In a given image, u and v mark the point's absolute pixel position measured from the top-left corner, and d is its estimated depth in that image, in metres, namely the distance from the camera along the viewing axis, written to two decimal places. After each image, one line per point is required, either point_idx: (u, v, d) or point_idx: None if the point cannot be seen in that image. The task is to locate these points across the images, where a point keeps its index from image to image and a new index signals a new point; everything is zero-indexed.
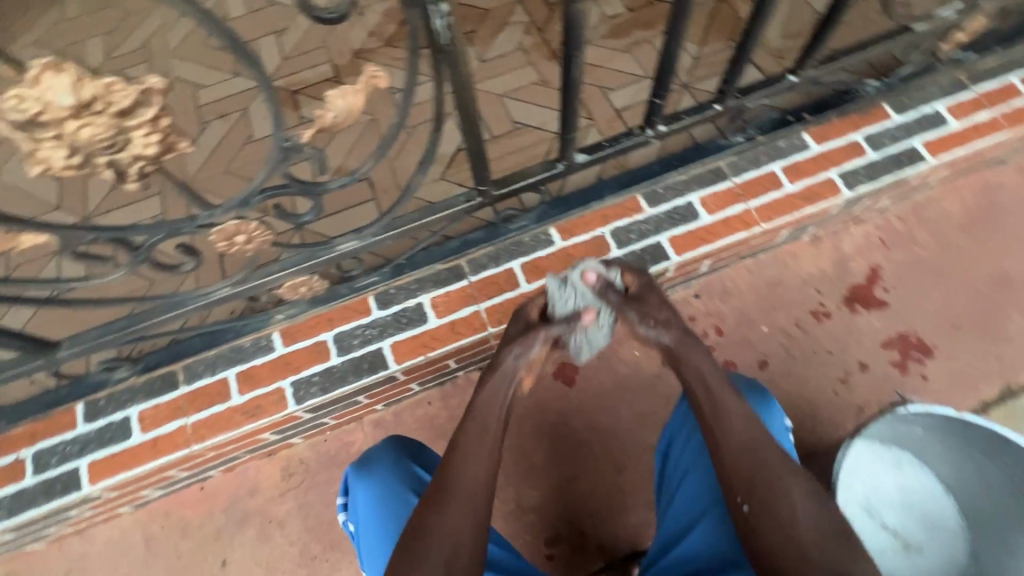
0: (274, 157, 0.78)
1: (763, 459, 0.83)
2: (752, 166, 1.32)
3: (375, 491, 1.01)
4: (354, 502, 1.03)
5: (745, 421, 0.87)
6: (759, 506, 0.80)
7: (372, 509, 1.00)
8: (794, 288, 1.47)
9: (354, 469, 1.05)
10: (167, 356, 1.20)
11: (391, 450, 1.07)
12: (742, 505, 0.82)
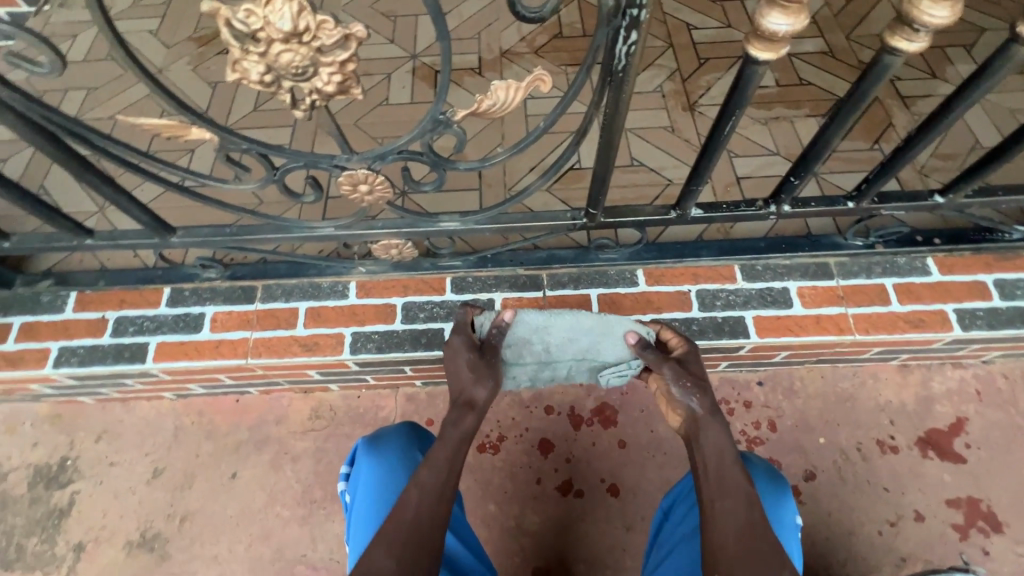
0: (424, 125, 0.82)
1: (751, 546, 0.75)
2: (863, 274, 1.26)
3: (372, 481, 1.03)
4: (357, 474, 1.05)
5: (746, 502, 0.80)
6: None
7: (369, 493, 1.02)
8: (865, 410, 1.38)
9: (361, 451, 1.07)
10: (254, 272, 1.29)
11: (405, 437, 1.09)
12: None
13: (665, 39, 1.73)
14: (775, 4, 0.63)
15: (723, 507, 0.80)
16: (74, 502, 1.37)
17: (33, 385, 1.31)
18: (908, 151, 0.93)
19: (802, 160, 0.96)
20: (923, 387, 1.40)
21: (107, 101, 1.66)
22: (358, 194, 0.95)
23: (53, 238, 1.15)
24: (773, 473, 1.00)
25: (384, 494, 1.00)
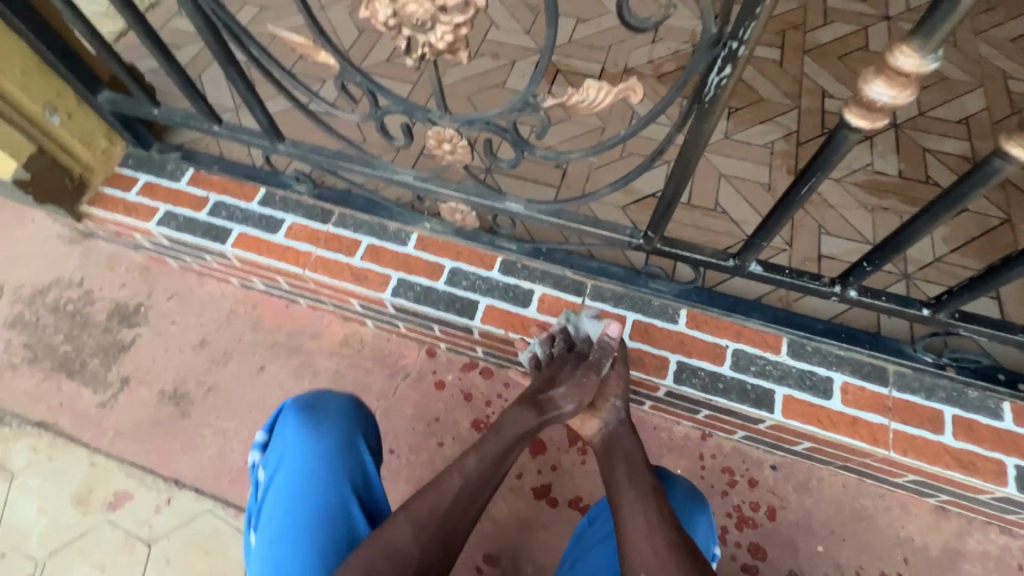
0: (514, 103, 0.87)
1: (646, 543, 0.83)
2: (922, 393, 1.16)
3: (309, 469, 1.01)
4: (280, 455, 1.05)
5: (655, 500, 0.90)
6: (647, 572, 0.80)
7: (300, 480, 1.00)
8: (879, 539, 1.27)
9: (298, 432, 1.06)
10: (334, 197, 1.41)
11: (340, 416, 1.09)
12: None
13: (793, 99, 1.67)
14: (880, 72, 0.62)
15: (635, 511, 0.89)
16: (134, 342, 1.57)
17: (136, 235, 1.52)
18: (1004, 272, 0.85)
19: (881, 248, 0.90)
20: (955, 538, 1.26)
21: (273, 21, 1.88)
22: (440, 151, 1.03)
23: (190, 117, 1.32)
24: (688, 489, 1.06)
25: (312, 489, 0.99)
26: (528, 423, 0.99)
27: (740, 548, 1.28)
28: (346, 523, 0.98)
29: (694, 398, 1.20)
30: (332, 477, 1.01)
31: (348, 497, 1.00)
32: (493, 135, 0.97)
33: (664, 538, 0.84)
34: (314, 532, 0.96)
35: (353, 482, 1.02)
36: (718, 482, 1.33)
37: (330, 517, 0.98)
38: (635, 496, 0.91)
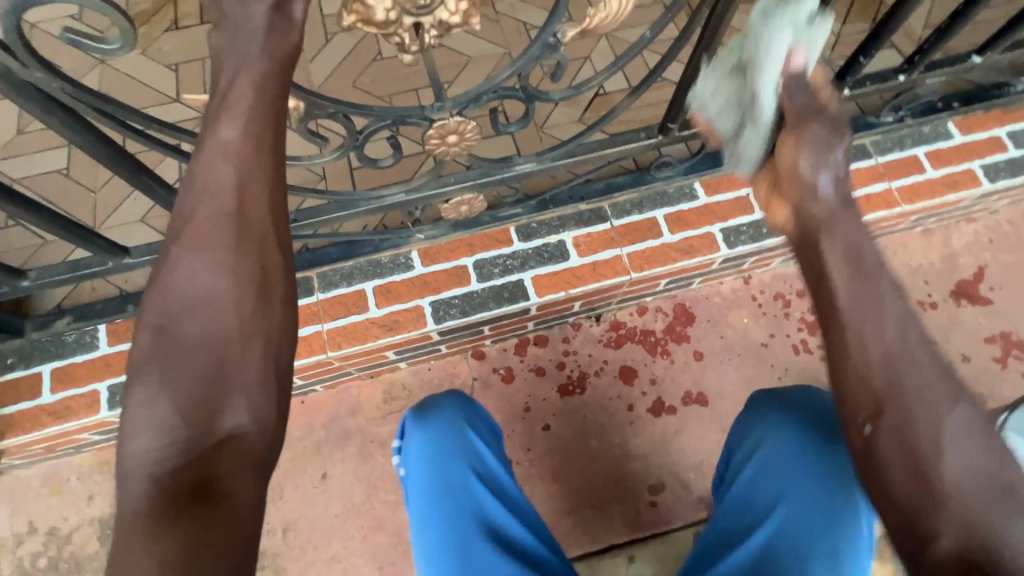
0: (533, 51, 0.75)
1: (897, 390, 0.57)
2: (897, 148, 1.33)
3: (432, 441, 1.02)
4: (410, 452, 1.04)
5: (898, 322, 0.59)
6: (891, 448, 0.55)
7: (424, 456, 1.01)
8: (903, 279, 1.49)
9: (416, 415, 1.07)
10: (300, 262, 1.18)
11: (456, 406, 1.07)
12: (864, 426, 0.57)
13: None
14: None
15: (871, 337, 0.59)
16: None
17: (80, 437, 1.17)
18: (969, 12, 0.95)
19: (871, 39, 0.98)
20: (946, 245, 1.52)
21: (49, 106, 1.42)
22: (444, 147, 0.88)
23: (82, 264, 0.98)
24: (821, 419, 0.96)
25: (437, 461, 1.00)
26: (232, 150, 0.64)
27: (822, 348, 1.44)
28: (477, 504, 0.97)
29: (748, 253, 1.27)
30: (454, 462, 1.00)
31: (474, 482, 0.99)
32: (504, 99, 0.84)
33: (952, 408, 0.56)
34: (450, 496, 0.97)
35: (476, 465, 1.01)
36: (778, 309, 1.46)
37: (461, 500, 0.97)
38: (865, 319, 0.60)
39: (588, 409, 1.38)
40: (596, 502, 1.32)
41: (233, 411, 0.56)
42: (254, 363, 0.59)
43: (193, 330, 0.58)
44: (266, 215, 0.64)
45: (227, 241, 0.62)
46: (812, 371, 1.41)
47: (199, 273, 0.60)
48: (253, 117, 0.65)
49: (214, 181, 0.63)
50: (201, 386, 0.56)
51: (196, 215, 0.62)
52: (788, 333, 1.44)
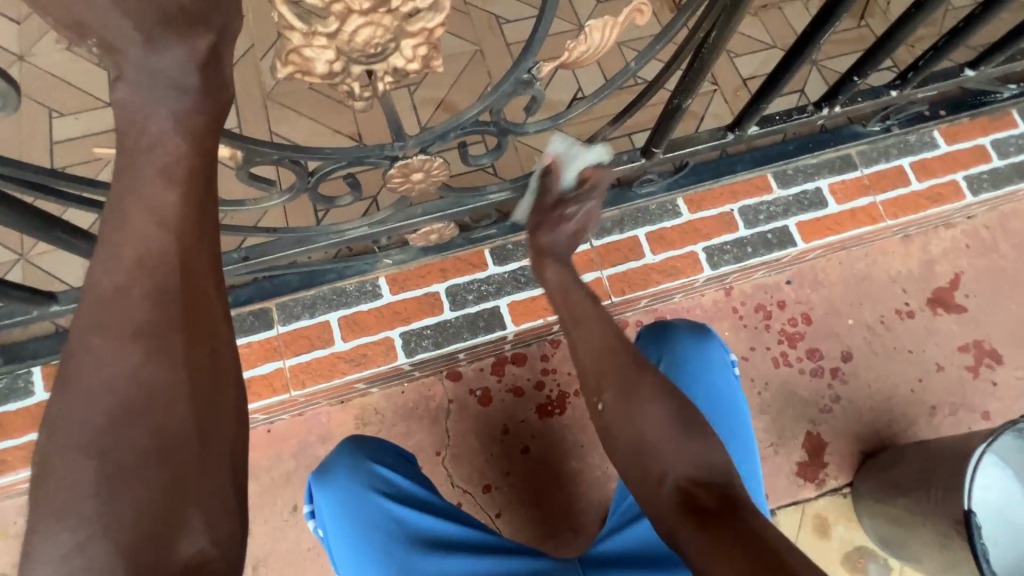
0: (506, 87, 0.67)
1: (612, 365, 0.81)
2: (882, 160, 1.30)
3: (341, 492, 0.98)
4: (320, 512, 0.99)
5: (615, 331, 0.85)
6: (612, 417, 0.78)
7: (338, 509, 0.97)
8: (882, 287, 1.46)
9: (318, 474, 1.01)
10: (255, 292, 1.09)
11: (352, 449, 1.03)
12: (599, 402, 0.81)
13: None
14: None
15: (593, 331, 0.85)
16: None
17: (20, 487, 1.07)
18: (968, 31, 0.89)
19: (865, 59, 0.92)
20: (924, 252, 1.48)
21: None
22: (409, 185, 0.80)
23: (2, 314, 0.90)
24: (694, 326, 1.10)
25: (351, 509, 0.97)
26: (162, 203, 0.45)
27: (803, 360, 1.40)
28: (396, 524, 0.97)
29: (732, 272, 1.24)
30: (359, 499, 0.97)
31: (385, 503, 0.97)
32: (475, 133, 0.76)
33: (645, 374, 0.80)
34: (377, 532, 0.96)
35: (382, 490, 0.99)
36: (759, 321, 1.41)
37: (380, 527, 0.96)
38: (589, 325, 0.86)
39: (566, 430, 1.33)
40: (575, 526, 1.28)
41: (190, 545, 0.42)
42: (218, 482, 0.44)
43: (128, 452, 0.41)
44: (214, 284, 0.47)
45: (167, 324, 0.44)
46: (791, 385, 1.38)
47: (128, 371, 0.42)
48: (169, 161, 0.45)
49: (142, 245, 0.44)
50: (144, 527, 0.40)
51: (121, 293, 0.44)
52: (770, 346, 1.41)
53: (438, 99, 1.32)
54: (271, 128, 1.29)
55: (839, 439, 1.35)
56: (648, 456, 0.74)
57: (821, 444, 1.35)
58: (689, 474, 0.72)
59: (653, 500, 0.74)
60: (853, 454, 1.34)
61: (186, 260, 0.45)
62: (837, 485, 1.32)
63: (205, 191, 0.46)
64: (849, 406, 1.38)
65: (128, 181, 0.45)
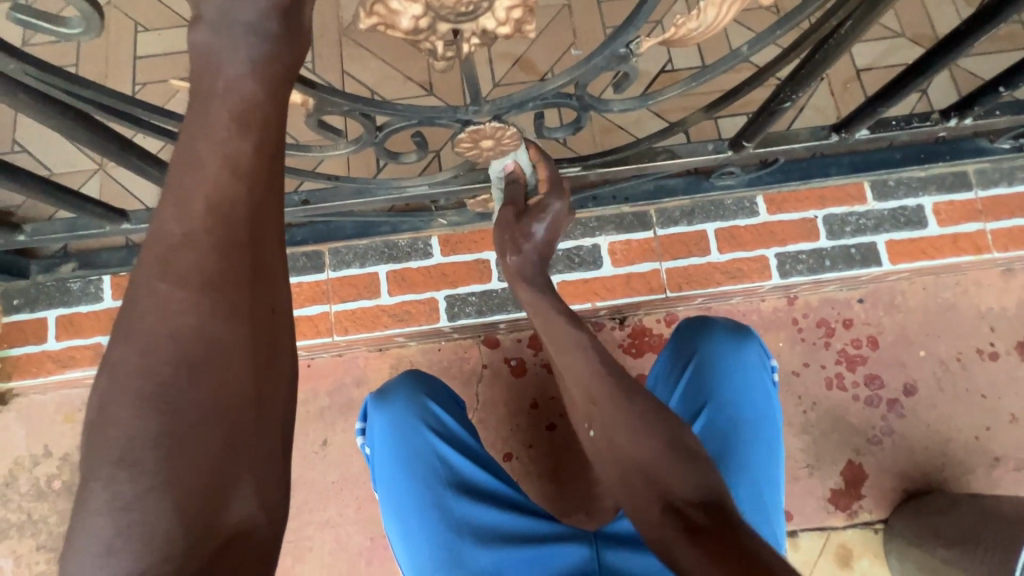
0: (597, 62, 0.60)
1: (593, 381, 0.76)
2: (1003, 183, 1.15)
3: (395, 418, 1.02)
4: (374, 432, 1.03)
5: (583, 356, 0.77)
6: (597, 440, 0.74)
7: (388, 436, 1.01)
8: (968, 323, 1.32)
9: (376, 396, 1.06)
10: (312, 235, 1.12)
11: (411, 382, 1.07)
12: (590, 430, 0.77)
13: None
14: None
15: (568, 360, 0.79)
16: None
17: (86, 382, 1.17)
18: None
19: (1018, 68, 0.79)
20: None
21: None
22: (476, 151, 0.76)
23: (79, 225, 0.94)
24: (735, 325, 1.06)
25: (401, 443, 1.00)
26: (239, 152, 0.41)
27: (859, 385, 1.31)
28: (440, 461, 0.99)
29: (803, 284, 1.15)
30: (413, 429, 1.01)
31: (433, 440, 1.01)
32: (555, 104, 0.70)
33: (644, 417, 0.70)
34: (415, 471, 0.98)
35: (432, 427, 1.02)
36: (819, 338, 1.32)
37: (424, 461, 0.99)
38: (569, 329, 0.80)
39: None
40: (590, 509, 1.27)
41: (240, 509, 0.39)
42: (269, 445, 0.41)
43: (188, 406, 0.38)
44: (278, 243, 0.43)
45: (233, 277, 0.40)
46: (841, 410, 1.30)
47: (191, 322, 0.39)
48: (244, 108, 0.42)
49: (214, 191, 0.40)
50: (199, 486, 0.37)
51: (190, 242, 0.40)
52: (826, 365, 1.32)
53: (516, 54, 1.25)
54: (344, 67, 1.26)
55: (882, 474, 1.28)
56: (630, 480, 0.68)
57: (861, 475, 1.28)
58: (686, 495, 0.63)
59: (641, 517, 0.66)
60: (894, 491, 1.27)
61: (257, 217, 0.41)
62: (869, 520, 1.26)
63: (277, 143, 0.42)
64: (901, 441, 1.29)
65: (201, 127, 0.41)
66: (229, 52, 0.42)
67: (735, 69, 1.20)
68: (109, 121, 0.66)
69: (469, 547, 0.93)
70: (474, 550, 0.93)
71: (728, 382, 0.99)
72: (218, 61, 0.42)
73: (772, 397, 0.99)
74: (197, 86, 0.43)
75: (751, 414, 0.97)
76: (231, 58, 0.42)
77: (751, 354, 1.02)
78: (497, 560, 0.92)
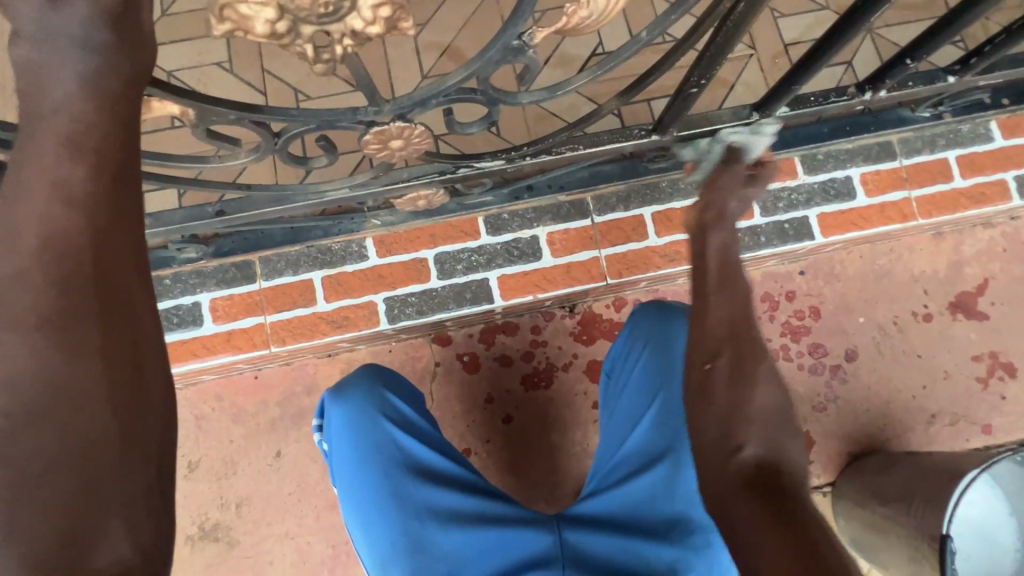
0: (492, 55, 0.58)
1: (744, 330, 0.72)
2: (926, 150, 1.18)
3: (351, 412, 0.98)
4: (330, 426, 1.00)
5: (738, 306, 0.74)
6: (719, 384, 0.69)
7: (343, 432, 0.98)
8: (902, 288, 1.37)
9: (332, 391, 1.02)
10: (240, 244, 1.09)
11: (367, 374, 1.02)
12: (706, 362, 0.71)
13: None
14: None
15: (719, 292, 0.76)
16: None
17: None
18: None
19: (926, 38, 0.80)
20: (955, 252, 1.37)
21: None
22: (387, 151, 0.73)
23: None
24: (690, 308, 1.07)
25: (357, 439, 0.97)
26: (72, 182, 0.39)
27: (803, 355, 1.35)
28: (400, 449, 0.97)
29: (741, 262, 1.17)
30: (370, 421, 0.98)
31: (391, 431, 0.98)
32: (461, 99, 0.68)
33: (766, 378, 0.69)
34: (371, 466, 0.96)
35: (390, 417, 0.99)
36: (763, 312, 1.35)
37: (383, 452, 0.96)
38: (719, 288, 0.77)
39: (551, 403, 1.30)
40: (549, 497, 1.28)
41: (109, 554, 0.36)
42: (143, 482, 0.38)
43: (33, 455, 0.35)
44: (132, 268, 0.41)
45: (79, 311, 0.38)
46: (787, 380, 1.34)
47: (32, 365, 0.36)
48: (76, 130, 0.40)
49: (46, 222, 0.38)
50: (52, 538, 0.34)
51: (24, 281, 0.37)
52: (771, 337, 1.35)
53: (444, 44, 1.21)
54: (264, 66, 1.20)
55: (828, 439, 1.32)
56: (733, 437, 0.66)
57: (808, 442, 1.32)
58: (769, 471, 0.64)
59: (719, 482, 0.65)
60: (840, 454, 1.31)
61: (101, 245, 0.39)
62: (818, 484, 1.30)
63: (120, 162, 0.41)
64: (844, 406, 1.33)
65: (32, 156, 0.40)
66: (60, 69, 0.41)
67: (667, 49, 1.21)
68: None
69: (435, 532, 0.93)
70: (438, 536, 0.93)
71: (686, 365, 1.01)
72: (47, 82, 0.41)
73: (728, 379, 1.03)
74: (27, 107, 0.41)
75: None
76: (66, 77, 0.41)
77: None
78: (458, 544, 0.93)
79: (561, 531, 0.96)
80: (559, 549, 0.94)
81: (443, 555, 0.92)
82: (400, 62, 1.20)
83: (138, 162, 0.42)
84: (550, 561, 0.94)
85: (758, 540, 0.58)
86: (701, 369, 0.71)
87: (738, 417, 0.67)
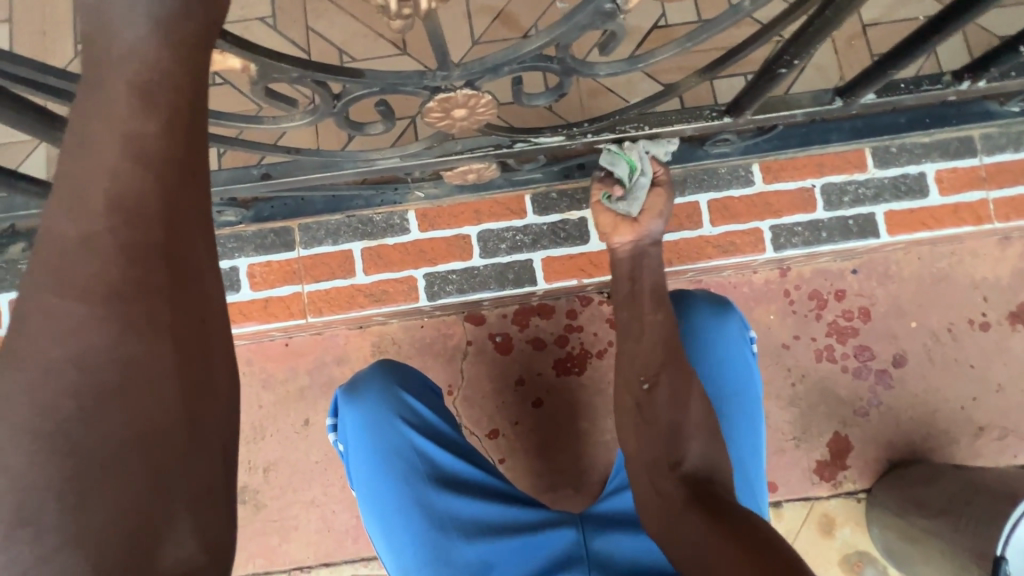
0: (578, 20, 0.53)
1: (674, 354, 0.87)
2: (1010, 149, 1.10)
3: (365, 414, 0.96)
4: (345, 428, 0.98)
5: (659, 340, 0.88)
6: (658, 399, 0.83)
7: (360, 435, 0.96)
8: (960, 293, 1.30)
9: (345, 390, 0.99)
10: (279, 210, 1.07)
11: (380, 374, 1.00)
12: (643, 384, 0.85)
13: None
14: None
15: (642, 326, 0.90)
16: None
17: None
18: None
19: None
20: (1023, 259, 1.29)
21: None
22: (448, 121, 0.69)
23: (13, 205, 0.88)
24: (716, 298, 1.02)
25: (373, 443, 0.95)
26: (145, 139, 0.36)
27: (848, 357, 1.29)
28: (416, 453, 0.96)
29: (797, 257, 1.11)
30: (385, 423, 0.96)
31: (407, 432, 0.96)
32: (536, 69, 0.63)
33: (694, 394, 0.84)
34: (390, 469, 0.94)
35: (405, 420, 0.97)
36: (811, 310, 1.29)
37: (400, 456, 0.95)
38: (650, 310, 0.91)
39: (584, 390, 1.27)
40: (577, 484, 1.25)
41: (176, 553, 0.33)
42: (209, 474, 0.35)
43: (100, 441, 0.32)
44: (201, 241, 0.37)
45: (150, 283, 0.35)
46: (830, 382, 1.29)
47: (100, 341, 0.33)
48: (148, 77, 0.37)
49: (115, 183, 0.35)
50: (124, 531, 0.32)
51: (93, 248, 0.34)
52: (816, 336, 1.30)
53: (497, 8, 1.14)
54: (308, 23, 1.15)
55: (867, 444, 1.28)
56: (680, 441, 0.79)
57: (847, 447, 1.28)
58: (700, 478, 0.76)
59: (663, 486, 0.77)
60: (879, 461, 1.27)
61: (169, 212, 0.36)
62: (853, 490, 1.26)
63: (192, 118, 0.37)
64: (888, 412, 1.28)
65: (96, 106, 0.36)
66: (127, 9, 0.37)
67: (735, 24, 1.13)
68: (44, 101, 0.60)
69: (457, 542, 0.92)
70: (461, 543, 0.92)
71: (713, 357, 0.97)
72: (113, 23, 0.37)
73: (754, 371, 0.97)
74: (90, 51, 0.37)
75: (734, 386, 0.96)
76: (131, 15, 0.37)
77: (731, 325, 0.99)
78: (481, 552, 0.92)
79: (586, 532, 0.93)
80: (586, 549, 0.91)
81: (467, 563, 0.91)
82: (450, 26, 1.14)
83: (207, 120, 0.39)
84: (577, 561, 0.91)
85: (701, 534, 0.67)
86: (641, 398, 0.85)
87: (677, 432, 0.80)
